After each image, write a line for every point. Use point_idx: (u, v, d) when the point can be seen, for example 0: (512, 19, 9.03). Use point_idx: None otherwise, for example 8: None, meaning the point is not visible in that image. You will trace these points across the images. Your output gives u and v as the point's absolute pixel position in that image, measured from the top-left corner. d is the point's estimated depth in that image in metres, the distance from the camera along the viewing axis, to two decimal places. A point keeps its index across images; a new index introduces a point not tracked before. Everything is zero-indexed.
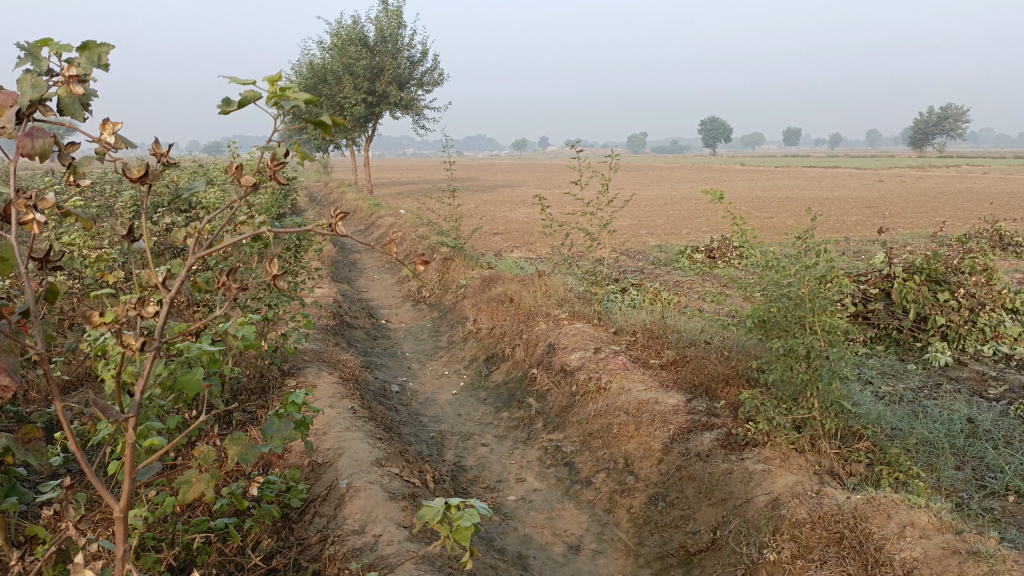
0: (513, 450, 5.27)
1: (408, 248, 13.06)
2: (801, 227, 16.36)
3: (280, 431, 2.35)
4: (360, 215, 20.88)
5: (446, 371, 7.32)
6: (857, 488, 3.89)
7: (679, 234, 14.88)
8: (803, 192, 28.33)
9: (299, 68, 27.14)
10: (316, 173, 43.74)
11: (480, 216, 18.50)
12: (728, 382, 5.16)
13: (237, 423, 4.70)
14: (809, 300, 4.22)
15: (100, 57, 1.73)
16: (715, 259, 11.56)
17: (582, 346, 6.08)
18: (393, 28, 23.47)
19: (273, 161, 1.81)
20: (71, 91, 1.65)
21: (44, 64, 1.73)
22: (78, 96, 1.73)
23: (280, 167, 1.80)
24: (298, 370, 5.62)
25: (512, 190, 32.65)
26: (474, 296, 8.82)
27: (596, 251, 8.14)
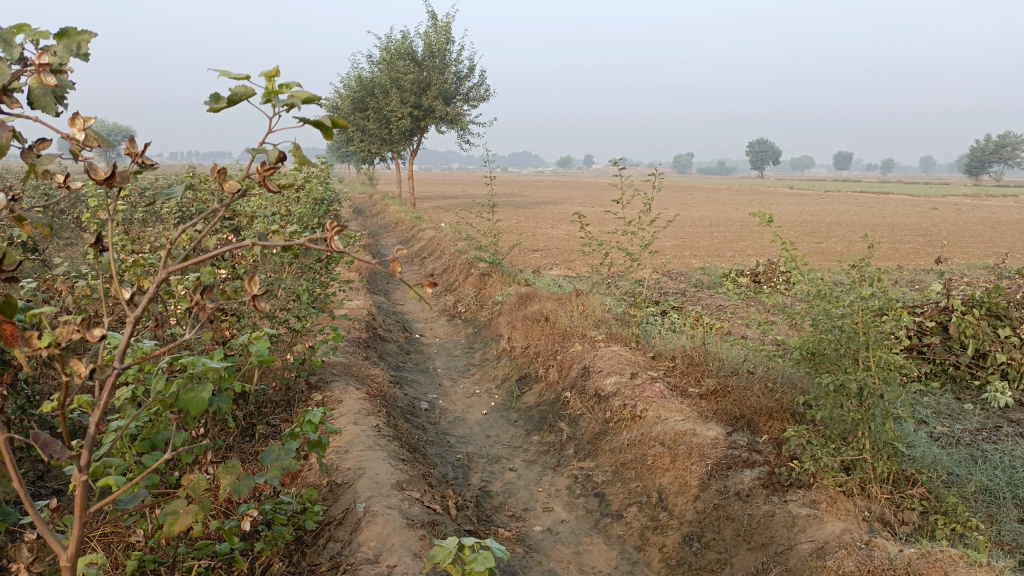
0: (541, 476, 5.06)
1: (446, 262, 12.99)
2: (851, 254, 15.84)
3: (281, 460, 2.21)
4: (401, 228, 20.93)
5: (477, 389, 7.15)
6: (909, 540, 3.61)
7: (724, 257, 14.52)
8: (853, 218, 27.60)
9: (347, 81, 27.46)
10: (361, 185, 44.17)
11: (521, 233, 18.37)
12: (772, 416, 4.90)
13: (260, 437, 4.60)
14: (863, 333, 3.96)
15: (80, 47, 1.69)
16: (760, 284, 11.22)
17: (618, 370, 5.85)
18: (441, 43, 23.56)
19: (263, 165, 1.63)
20: (43, 83, 1.61)
21: (18, 52, 1.68)
22: (52, 88, 1.67)
23: (272, 171, 1.62)
24: (325, 384, 5.50)
25: (555, 207, 32.51)
26: (509, 313, 8.65)
27: (636, 272, 7.90)
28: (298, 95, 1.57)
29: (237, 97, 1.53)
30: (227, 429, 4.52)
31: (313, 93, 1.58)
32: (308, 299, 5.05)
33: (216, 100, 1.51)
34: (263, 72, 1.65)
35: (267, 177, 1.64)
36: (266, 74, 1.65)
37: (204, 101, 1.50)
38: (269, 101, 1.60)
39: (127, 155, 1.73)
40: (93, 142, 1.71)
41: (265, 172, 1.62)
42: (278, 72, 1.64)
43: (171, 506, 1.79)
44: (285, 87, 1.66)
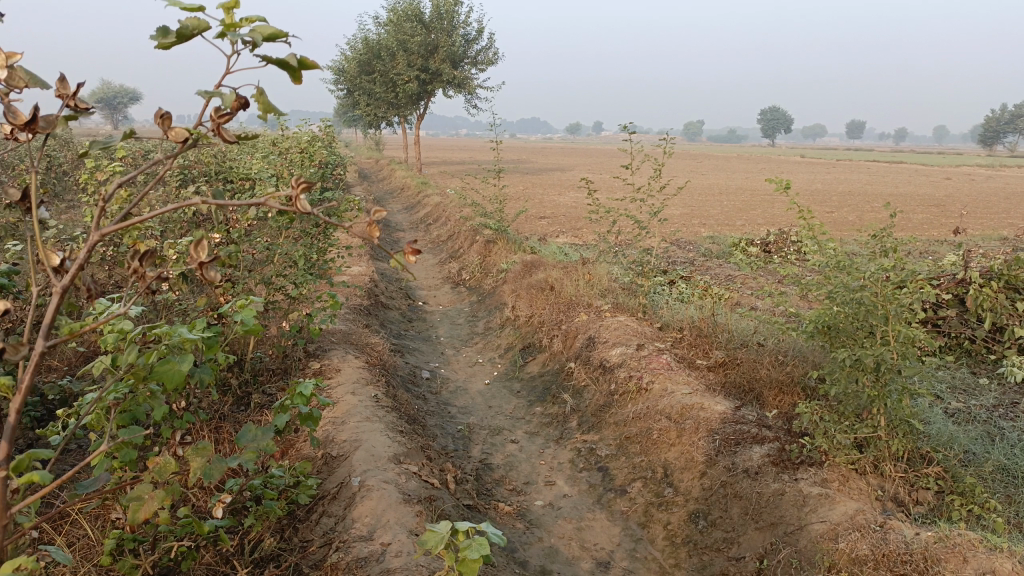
0: (544, 449, 4.94)
1: (451, 229, 12.81)
2: (863, 223, 15.58)
3: (257, 441, 2.08)
4: (407, 194, 20.70)
5: (480, 358, 7.02)
6: (923, 521, 3.48)
7: (733, 226, 14.30)
8: (866, 187, 27.22)
9: (353, 43, 26.98)
10: (367, 151, 43.79)
11: (528, 200, 18.15)
12: (782, 389, 4.76)
13: (255, 406, 4.48)
14: (882, 306, 3.79)
15: None
16: (770, 254, 11.02)
17: (624, 341, 5.70)
18: (449, 5, 23.05)
19: (217, 111, 1.48)
20: None
21: None
22: None
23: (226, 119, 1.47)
24: (323, 352, 5.36)
25: (563, 174, 32.17)
26: (514, 281, 8.49)
27: (644, 240, 7.70)
28: (260, 30, 1.43)
29: (189, 31, 1.38)
30: (222, 397, 4.40)
31: (276, 30, 1.44)
32: (305, 265, 4.90)
33: (161, 34, 1.36)
34: (220, 3, 1.50)
35: (223, 123, 1.50)
36: (224, 6, 1.50)
37: (149, 36, 1.36)
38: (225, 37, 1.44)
39: (58, 98, 1.55)
40: (19, 82, 1.54)
41: (221, 116, 1.48)
42: (237, 5, 1.48)
43: (135, 492, 1.72)
44: (247, 21, 1.51)
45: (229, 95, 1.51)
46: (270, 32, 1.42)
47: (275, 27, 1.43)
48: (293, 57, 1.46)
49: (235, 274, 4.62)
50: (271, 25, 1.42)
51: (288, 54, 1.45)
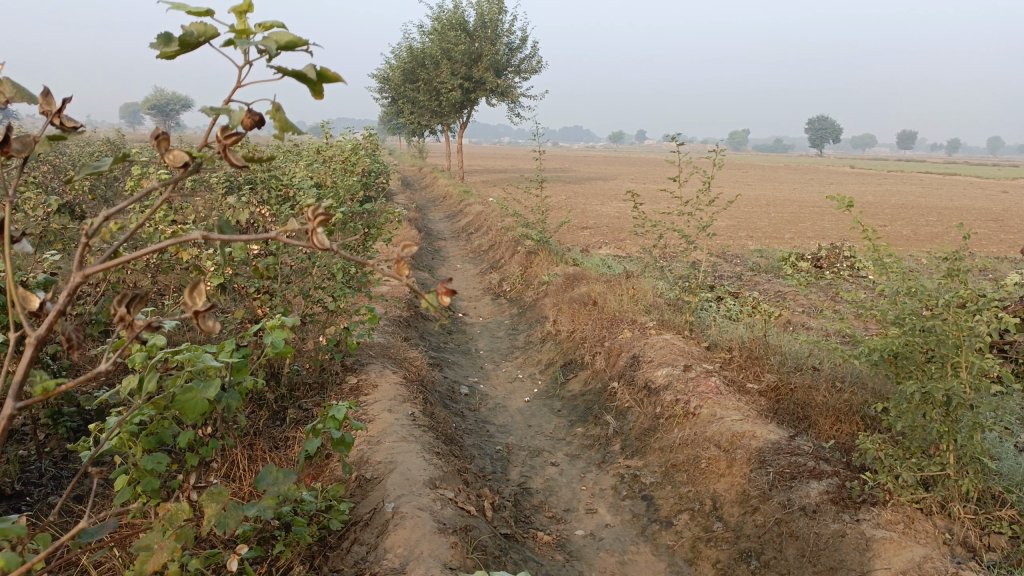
0: (585, 473, 4.75)
1: (492, 239, 12.70)
2: (917, 238, 15.07)
3: (278, 484, 1.99)
4: (449, 202, 20.71)
5: (520, 374, 6.86)
6: (998, 571, 3.21)
7: (782, 239, 13.95)
8: (919, 200, 26.45)
9: (398, 52, 27.18)
10: (410, 159, 44.14)
11: (570, 210, 17.99)
12: (839, 418, 4.52)
13: (290, 421, 4.38)
14: (956, 337, 3.52)
15: None
16: (822, 269, 10.65)
17: (671, 361, 5.47)
18: (494, 13, 23.03)
19: (224, 131, 1.34)
20: None
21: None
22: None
23: (234, 142, 1.34)
24: (361, 366, 5.25)
25: (605, 184, 31.94)
26: (556, 294, 8.32)
27: (691, 255, 7.47)
28: (276, 38, 1.29)
29: (195, 38, 1.25)
30: (257, 412, 4.33)
31: (294, 37, 1.30)
32: (343, 278, 4.81)
33: (165, 42, 1.22)
34: (234, 7, 1.36)
35: (229, 144, 1.37)
36: (237, 9, 1.36)
37: (149, 43, 1.22)
38: (235, 45, 1.30)
39: (41, 114, 1.42)
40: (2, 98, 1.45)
41: (228, 136, 1.35)
42: (252, 9, 1.34)
43: (145, 542, 1.66)
44: (262, 27, 1.37)
45: (237, 113, 1.37)
46: (287, 39, 1.28)
47: (293, 35, 1.29)
48: (311, 68, 1.32)
49: (272, 287, 4.54)
50: (289, 33, 1.28)
51: (307, 65, 1.31)
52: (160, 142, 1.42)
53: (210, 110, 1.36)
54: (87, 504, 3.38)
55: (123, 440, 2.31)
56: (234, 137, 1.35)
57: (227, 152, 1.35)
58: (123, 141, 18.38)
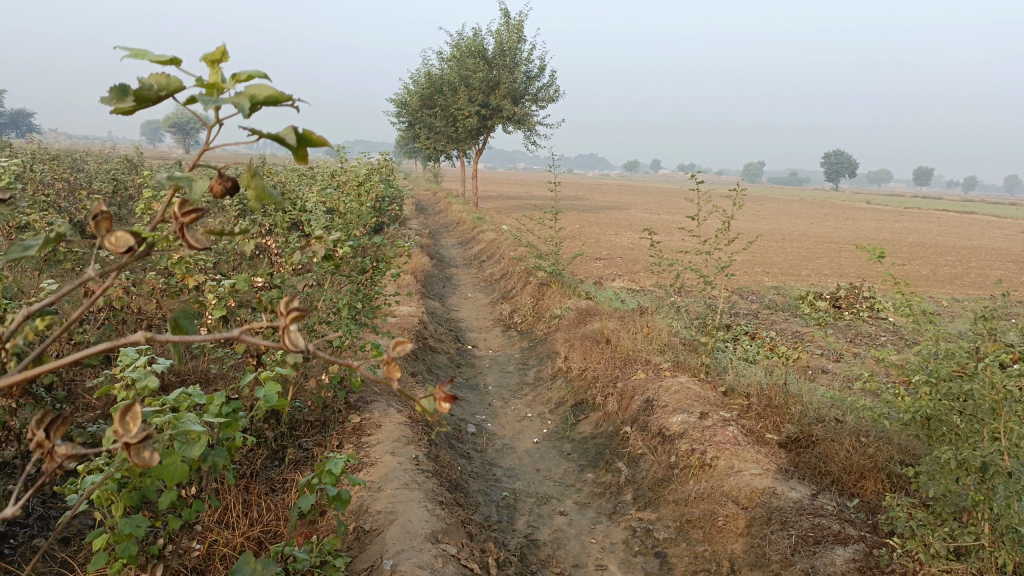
0: (595, 524, 4.54)
1: (504, 268, 12.56)
2: (936, 278, 14.84)
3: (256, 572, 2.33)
4: (462, 228, 20.65)
5: (529, 412, 6.66)
6: None
7: (798, 276, 13.76)
8: (937, 238, 26.19)
9: (416, 77, 27.31)
10: (425, 183, 44.32)
11: (583, 240, 17.87)
12: (863, 476, 4.31)
13: (289, 462, 4.21)
14: (997, 403, 3.31)
15: None
16: (840, 310, 10.41)
17: (686, 407, 5.26)
18: (513, 41, 23.06)
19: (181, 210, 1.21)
20: None
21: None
22: None
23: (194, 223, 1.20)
24: (365, 405, 5.07)
25: (619, 213, 31.86)
26: (567, 329, 8.14)
27: (708, 294, 7.28)
28: (251, 93, 1.12)
29: (152, 92, 1.09)
30: (256, 451, 4.15)
31: (274, 93, 1.13)
32: (349, 313, 4.65)
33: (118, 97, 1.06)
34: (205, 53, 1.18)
35: (188, 222, 1.24)
36: (211, 58, 1.18)
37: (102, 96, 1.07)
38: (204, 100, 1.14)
39: None
40: None
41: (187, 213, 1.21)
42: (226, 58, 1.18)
43: None
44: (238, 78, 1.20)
45: (200, 185, 1.23)
46: (265, 94, 1.12)
47: (272, 90, 1.13)
48: (291, 132, 1.15)
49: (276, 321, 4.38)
50: (264, 88, 1.12)
51: (286, 127, 1.14)
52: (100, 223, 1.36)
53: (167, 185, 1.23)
54: (71, 549, 3.23)
55: (101, 497, 2.16)
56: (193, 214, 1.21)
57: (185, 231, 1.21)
58: (142, 160, 18.53)
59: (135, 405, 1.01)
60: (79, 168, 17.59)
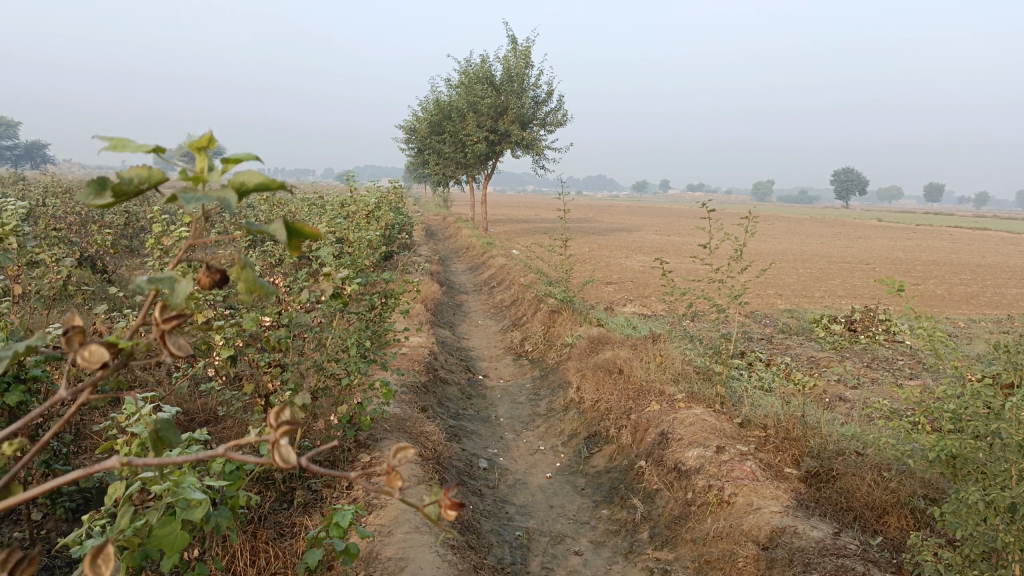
0: (611, 564, 4.43)
1: (515, 294, 12.50)
2: (953, 298, 14.67)
3: None
4: (473, 253, 20.66)
5: (542, 445, 6.55)
6: None
7: (812, 298, 13.63)
8: (951, 256, 25.96)
9: (424, 104, 27.51)
10: (435, 208, 44.48)
11: (594, 264, 17.82)
12: (886, 512, 4.21)
13: (298, 505, 4.13)
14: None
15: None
16: (856, 333, 10.27)
17: (702, 441, 5.15)
18: (520, 67, 23.18)
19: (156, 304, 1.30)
20: None
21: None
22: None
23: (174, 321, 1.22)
24: (375, 442, 4.99)
25: (629, 235, 31.81)
26: (579, 358, 8.04)
27: (721, 322, 7.18)
28: (241, 181, 1.13)
29: (132, 184, 1.20)
30: (264, 493, 4.09)
31: (262, 178, 1.13)
32: (358, 350, 4.59)
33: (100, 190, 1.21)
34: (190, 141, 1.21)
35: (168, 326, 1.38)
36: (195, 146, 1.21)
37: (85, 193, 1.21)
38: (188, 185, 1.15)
39: None
40: None
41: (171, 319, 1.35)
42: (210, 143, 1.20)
43: None
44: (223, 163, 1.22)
45: (182, 289, 1.37)
46: (254, 181, 1.12)
47: (261, 176, 1.13)
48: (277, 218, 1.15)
49: (284, 360, 4.34)
50: (255, 175, 1.12)
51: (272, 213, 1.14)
52: (75, 335, 1.28)
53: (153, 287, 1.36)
54: None
55: None
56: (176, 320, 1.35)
57: (167, 337, 1.36)
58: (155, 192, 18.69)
59: (107, 547, 1.05)
60: (92, 200, 17.75)
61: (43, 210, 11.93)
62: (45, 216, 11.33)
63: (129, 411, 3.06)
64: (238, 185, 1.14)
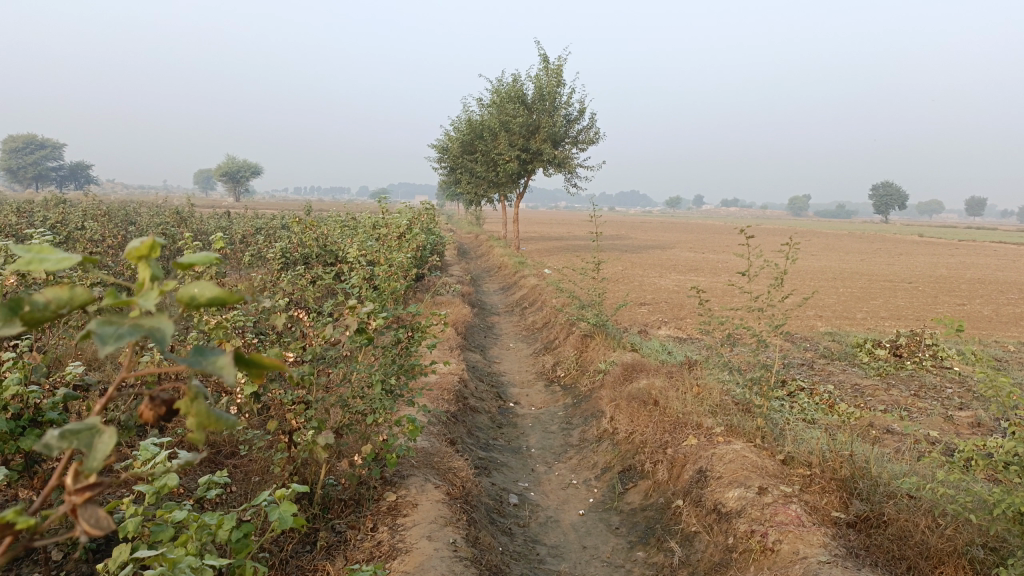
0: None
1: (547, 317, 12.33)
2: (1003, 319, 14.17)
3: None
4: (504, 272, 20.58)
5: (574, 479, 6.33)
6: None
7: (854, 320, 13.24)
8: (998, 273, 25.19)
9: (457, 123, 27.59)
10: (467, 225, 44.57)
11: (628, 284, 17.59)
12: (943, 561, 3.96)
13: (321, 547, 3.99)
14: None
15: None
16: (902, 359, 9.91)
17: (742, 481, 4.91)
18: (552, 86, 23.10)
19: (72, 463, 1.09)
20: None
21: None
22: None
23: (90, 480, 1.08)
24: (401, 479, 4.83)
25: (664, 252, 31.47)
26: (613, 386, 7.82)
27: (761, 351, 6.90)
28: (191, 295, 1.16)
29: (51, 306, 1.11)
30: (287, 535, 3.97)
31: (217, 291, 1.16)
32: (383, 386, 4.44)
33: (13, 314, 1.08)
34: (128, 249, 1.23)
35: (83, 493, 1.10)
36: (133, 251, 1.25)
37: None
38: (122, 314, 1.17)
39: None
40: None
41: (82, 487, 1.09)
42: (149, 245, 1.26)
43: None
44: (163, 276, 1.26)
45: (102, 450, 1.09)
46: (208, 294, 1.15)
47: (215, 290, 1.17)
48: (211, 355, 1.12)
49: (307, 396, 4.20)
50: (211, 287, 1.15)
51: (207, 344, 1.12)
52: None
53: (66, 446, 1.07)
54: None
55: None
56: (90, 488, 1.09)
57: (78, 512, 1.07)
58: (191, 213, 18.99)
59: None
60: (132, 222, 18.11)
61: (82, 235, 12.13)
62: (83, 240, 11.49)
63: (144, 457, 2.96)
64: (186, 300, 1.17)
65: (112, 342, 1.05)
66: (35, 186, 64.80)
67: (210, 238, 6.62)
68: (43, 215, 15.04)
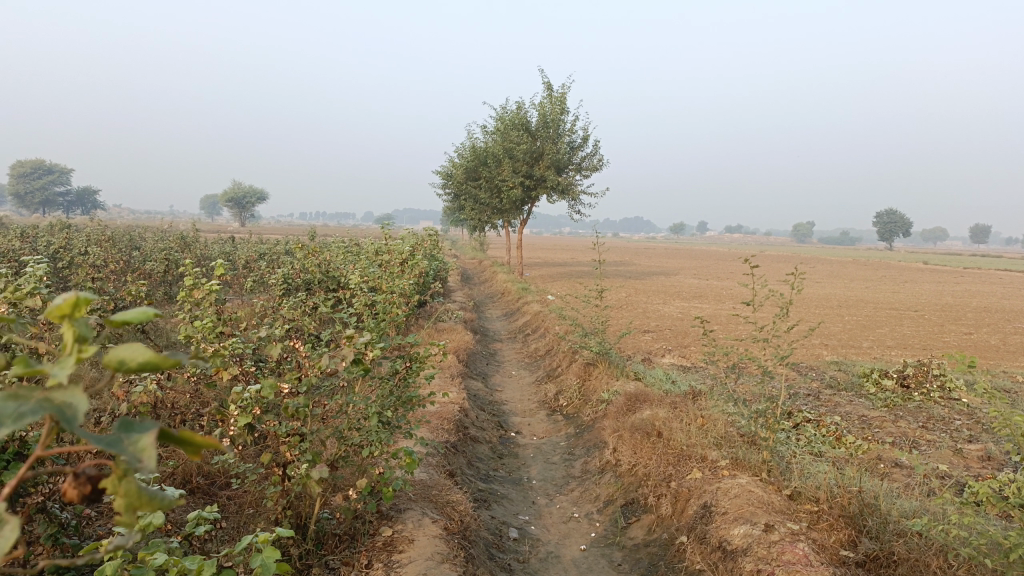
0: None
1: (550, 344, 12.22)
2: (1011, 348, 14.02)
3: None
4: (507, 298, 20.51)
5: (576, 512, 6.20)
6: None
7: (861, 349, 13.11)
8: (1005, 302, 25.03)
9: (461, 149, 27.70)
10: (471, 250, 44.57)
11: (632, 311, 17.49)
12: None
13: None
14: None
15: None
16: (909, 389, 9.77)
17: (748, 517, 4.79)
18: (556, 113, 23.17)
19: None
20: None
21: None
22: None
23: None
24: (398, 513, 4.72)
25: (669, 278, 31.40)
26: (616, 417, 7.70)
27: (767, 382, 6.79)
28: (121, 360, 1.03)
29: None
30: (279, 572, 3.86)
31: (147, 357, 1.04)
32: (379, 418, 4.34)
33: None
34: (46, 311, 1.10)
35: None
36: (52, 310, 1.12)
37: None
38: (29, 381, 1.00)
39: None
40: None
41: None
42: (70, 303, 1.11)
43: None
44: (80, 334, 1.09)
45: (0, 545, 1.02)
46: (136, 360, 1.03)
47: (148, 356, 1.04)
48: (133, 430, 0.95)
49: (301, 428, 4.11)
50: (143, 352, 1.03)
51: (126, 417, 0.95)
52: None
53: None
54: None
55: None
56: None
57: None
58: (196, 237, 19.01)
59: None
60: (136, 247, 18.12)
61: (84, 260, 12.10)
62: (86, 265, 11.47)
63: (129, 494, 2.86)
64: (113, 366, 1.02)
65: (10, 423, 0.89)
66: (43, 210, 65.16)
67: (212, 264, 6.37)
68: (47, 239, 15.05)
